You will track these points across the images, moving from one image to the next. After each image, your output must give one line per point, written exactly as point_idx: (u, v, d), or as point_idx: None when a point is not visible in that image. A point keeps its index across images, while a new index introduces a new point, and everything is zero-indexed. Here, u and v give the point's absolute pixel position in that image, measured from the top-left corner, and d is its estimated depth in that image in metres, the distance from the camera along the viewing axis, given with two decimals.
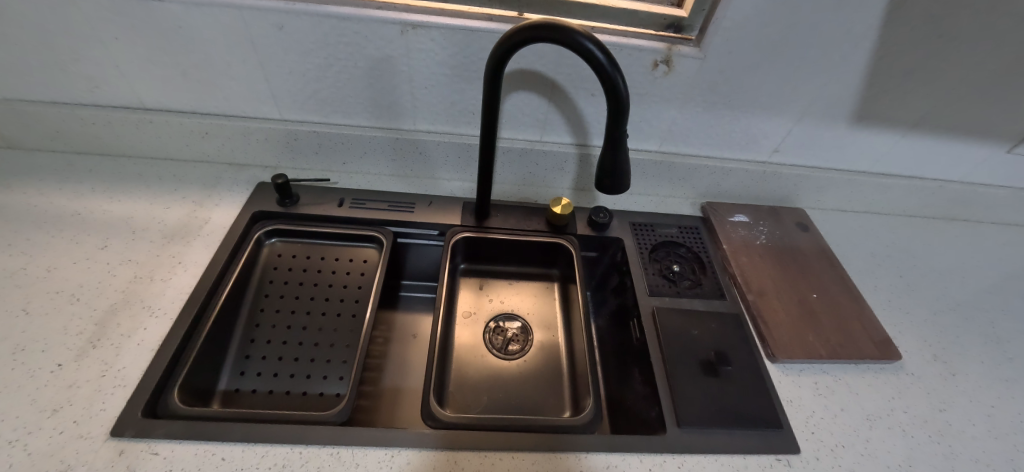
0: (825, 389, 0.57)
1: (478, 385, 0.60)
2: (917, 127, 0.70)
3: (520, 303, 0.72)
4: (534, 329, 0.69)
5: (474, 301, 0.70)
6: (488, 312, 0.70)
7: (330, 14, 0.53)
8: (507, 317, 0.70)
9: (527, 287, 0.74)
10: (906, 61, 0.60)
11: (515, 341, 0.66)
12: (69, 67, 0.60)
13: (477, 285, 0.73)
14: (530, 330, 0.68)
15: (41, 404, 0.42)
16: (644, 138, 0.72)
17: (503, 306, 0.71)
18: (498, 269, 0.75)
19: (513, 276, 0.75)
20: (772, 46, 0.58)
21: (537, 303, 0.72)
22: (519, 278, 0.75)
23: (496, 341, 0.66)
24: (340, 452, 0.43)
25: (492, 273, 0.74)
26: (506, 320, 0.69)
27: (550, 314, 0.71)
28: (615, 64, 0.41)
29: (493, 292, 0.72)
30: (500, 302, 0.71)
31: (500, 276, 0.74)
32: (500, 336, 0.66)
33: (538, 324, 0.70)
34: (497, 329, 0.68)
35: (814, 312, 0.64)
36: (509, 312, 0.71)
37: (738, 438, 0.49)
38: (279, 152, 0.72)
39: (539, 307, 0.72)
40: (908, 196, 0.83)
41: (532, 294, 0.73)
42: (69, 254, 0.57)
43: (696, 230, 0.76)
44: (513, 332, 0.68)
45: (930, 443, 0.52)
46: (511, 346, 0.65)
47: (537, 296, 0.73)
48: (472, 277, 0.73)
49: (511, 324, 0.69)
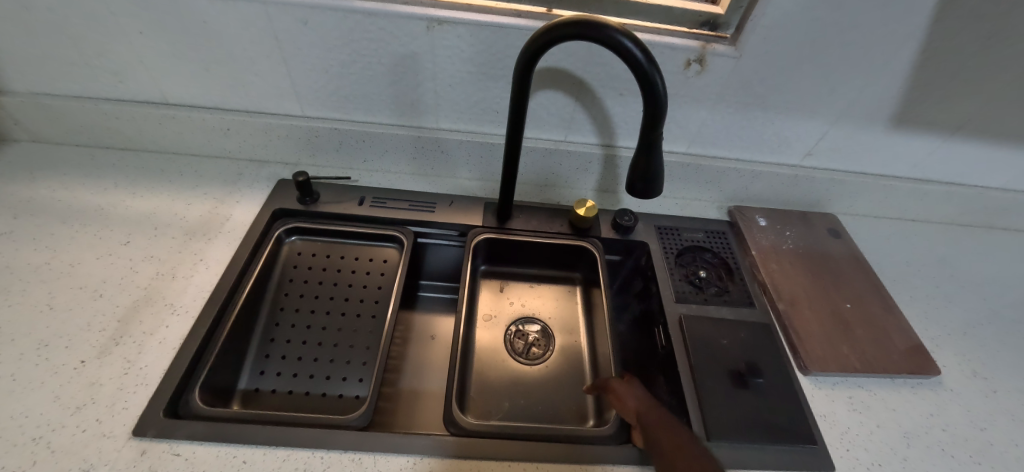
0: (860, 404, 0.54)
1: (499, 391, 0.58)
2: (959, 131, 0.67)
3: (542, 307, 0.70)
4: (556, 333, 0.67)
5: (494, 303, 0.69)
6: (509, 316, 0.68)
7: (355, 9, 0.52)
8: (528, 321, 0.68)
9: (548, 291, 0.72)
10: (955, 61, 0.57)
11: (537, 346, 0.65)
12: (94, 62, 0.60)
13: (497, 287, 0.71)
14: (551, 334, 0.67)
15: (64, 401, 0.42)
16: (672, 139, 0.69)
17: (524, 309, 0.69)
18: (520, 271, 0.73)
19: (535, 278, 0.73)
20: (812, 44, 0.55)
21: (559, 307, 0.71)
22: (541, 284, 0.73)
23: (517, 345, 0.64)
24: (362, 458, 0.42)
25: (512, 275, 0.73)
26: (527, 324, 0.68)
27: (572, 320, 0.69)
28: (654, 62, 0.39)
29: (514, 294, 0.71)
30: (521, 305, 0.70)
31: (521, 279, 0.73)
32: (522, 341, 0.65)
33: (560, 328, 0.68)
34: (519, 333, 0.66)
35: (847, 322, 0.62)
36: (529, 316, 0.69)
37: (769, 454, 0.47)
38: (300, 149, 0.71)
39: (561, 310, 0.70)
40: (946, 203, 0.80)
41: (554, 299, 0.71)
42: (93, 250, 0.57)
43: (722, 234, 0.73)
44: (534, 336, 0.66)
45: (973, 464, 0.50)
46: (533, 350, 0.64)
47: (559, 300, 0.71)
48: (491, 279, 0.72)
49: (532, 328, 0.67)
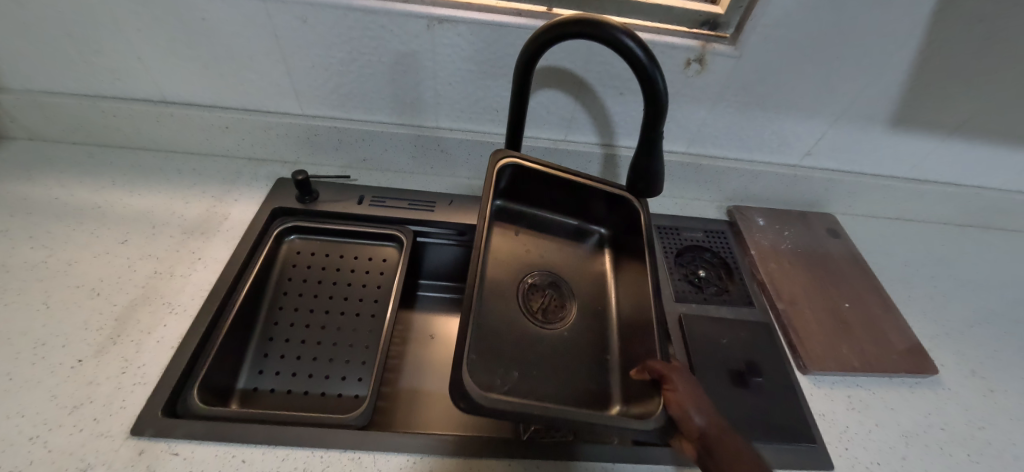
0: (859, 403, 0.55)
1: (508, 359, 0.47)
2: (958, 132, 0.68)
3: (564, 262, 0.60)
4: (577, 292, 0.58)
5: (508, 267, 0.56)
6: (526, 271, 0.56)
7: (355, 7, 0.52)
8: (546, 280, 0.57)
9: (568, 251, 0.62)
10: (954, 62, 0.57)
11: (554, 305, 0.55)
12: (91, 59, 0.59)
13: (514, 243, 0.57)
14: (571, 294, 0.57)
15: (61, 400, 0.42)
16: (672, 139, 0.69)
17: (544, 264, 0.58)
18: (539, 220, 0.62)
19: (558, 233, 0.62)
20: (812, 44, 0.55)
21: (583, 263, 0.61)
22: (561, 244, 0.62)
23: (533, 302, 0.54)
24: (361, 457, 0.42)
25: (533, 229, 0.59)
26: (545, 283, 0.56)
27: (591, 285, 0.60)
28: (655, 61, 0.39)
29: (533, 246, 0.59)
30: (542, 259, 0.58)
31: (539, 236, 0.61)
32: (538, 296, 0.55)
33: (583, 284, 0.59)
34: (534, 287, 0.56)
35: (846, 322, 0.62)
36: (549, 272, 0.58)
37: (768, 453, 0.47)
38: (299, 147, 0.71)
39: (585, 265, 0.60)
40: (944, 203, 0.80)
41: (573, 262, 0.61)
42: (90, 248, 0.56)
43: (722, 234, 0.73)
44: (551, 294, 0.56)
45: (970, 462, 0.50)
46: (549, 308, 0.54)
47: (583, 256, 0.61)
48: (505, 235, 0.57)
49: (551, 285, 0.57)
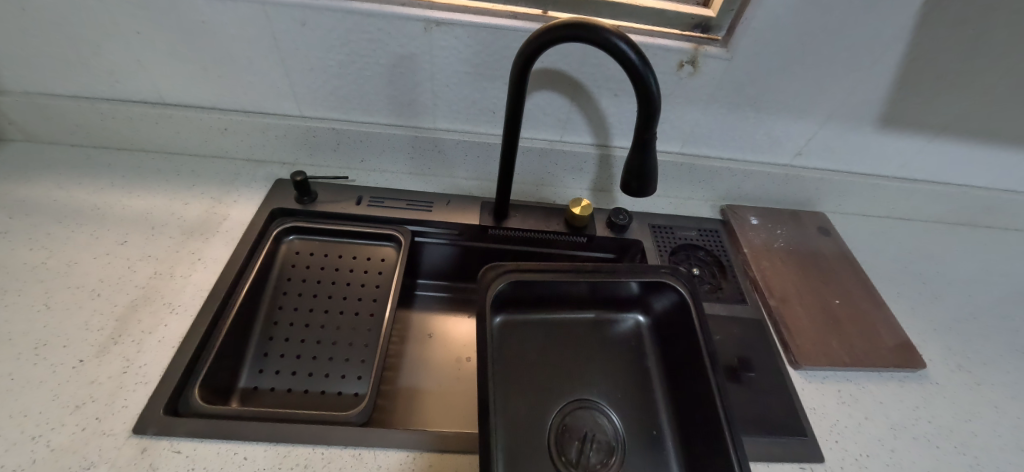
0: (849, 397, 0.56)
1: None
2: (944, 132, 0.69)
3: (598, 385, 0.53)
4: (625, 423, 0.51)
5: (534, 392, 0.50)
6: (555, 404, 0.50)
7: (353, 10, 0.52)
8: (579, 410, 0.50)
9: (604, 342, 0.57)
10: (939, 64, 0.59)
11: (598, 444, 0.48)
12: (90, 61, 0.60)
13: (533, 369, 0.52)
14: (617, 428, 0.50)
15: (64, 399, 0.42)
16: (666, 139, 0.71)
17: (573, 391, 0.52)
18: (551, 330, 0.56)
19: (578, 343, 0.56)
20: (801, 46, 0.57)
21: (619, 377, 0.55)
22: (600, 343, 0.57)
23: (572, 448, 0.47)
24: (362, 453, 0.43)
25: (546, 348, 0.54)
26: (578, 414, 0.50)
27: (642, 394, 0.54)
28: (647, 63, 0.40)
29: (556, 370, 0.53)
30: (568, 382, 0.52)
31: (569, 332, 0.57)
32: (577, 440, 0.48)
33: (628, 405, 0.52)
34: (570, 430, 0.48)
35: (836, 318, 0.63)
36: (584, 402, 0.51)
37: (760, 446, 0.48)
38: (297, 149, 0.71)
39: (621, 381, 0.54)
40: (932, 202, 0.82)
41: (614, 362, 0.56)
42: (90, 250, 0.57)
43: (715, 233, 0.75)
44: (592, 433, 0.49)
45: (956, 454, 0.51)
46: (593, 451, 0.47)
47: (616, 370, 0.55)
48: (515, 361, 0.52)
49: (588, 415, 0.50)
